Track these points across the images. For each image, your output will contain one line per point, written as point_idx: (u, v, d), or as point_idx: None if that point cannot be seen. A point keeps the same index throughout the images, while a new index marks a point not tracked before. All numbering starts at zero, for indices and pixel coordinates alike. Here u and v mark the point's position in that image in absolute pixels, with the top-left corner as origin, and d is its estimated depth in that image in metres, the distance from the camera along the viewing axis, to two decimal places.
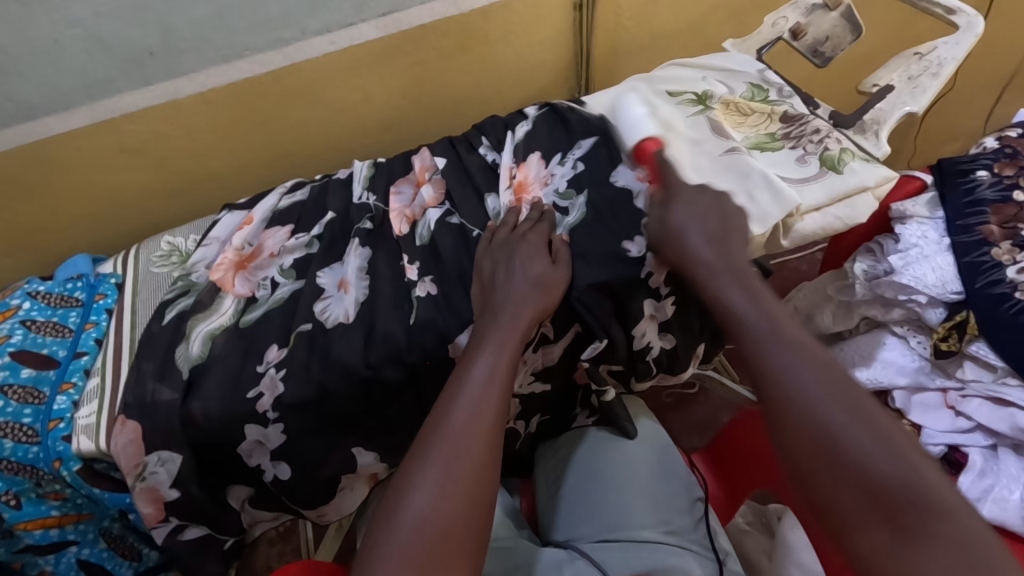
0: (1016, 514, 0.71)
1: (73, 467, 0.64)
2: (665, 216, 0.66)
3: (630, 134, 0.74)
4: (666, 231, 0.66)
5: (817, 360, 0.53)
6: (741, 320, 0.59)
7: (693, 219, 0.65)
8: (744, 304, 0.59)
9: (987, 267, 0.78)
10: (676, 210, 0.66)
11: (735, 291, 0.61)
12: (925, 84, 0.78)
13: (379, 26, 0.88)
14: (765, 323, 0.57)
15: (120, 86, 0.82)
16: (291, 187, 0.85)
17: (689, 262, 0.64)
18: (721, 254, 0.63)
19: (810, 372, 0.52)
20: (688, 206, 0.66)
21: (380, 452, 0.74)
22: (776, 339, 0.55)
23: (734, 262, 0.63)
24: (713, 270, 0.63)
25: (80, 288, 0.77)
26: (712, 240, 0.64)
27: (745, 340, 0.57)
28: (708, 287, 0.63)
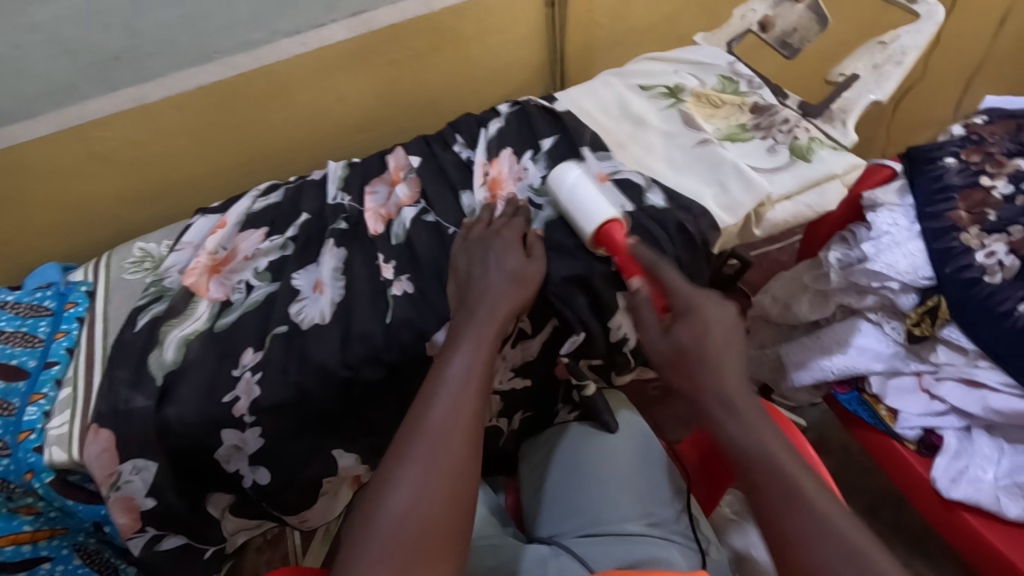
0: (990, 494, 0.73)
1: (45, 480, 0.63)
2: (676, 339, 0.60)
3: (582, 217, 0.66)
4: (676, 355, 0.60)
5: (816, 506, 0.51)
6: (753, 471, 0.55)
7: (692, 340, 0.59)
8: (754, 451, 0.55)
9: (957, 252, 0.80)
10: (680, 331, 0.60)
11: (740, 430, 0.56)
12: (889, 73, 0.79)
13: (350, 26, 0.88)
14: (775, 476, 0.53)
15: (87, 91, 0.81)
16: (265, 189, 0.84)
17: (695, 394, 0.59)
18: (726, 381, 0.58)
19: (820, 526, 0.50)
20: (694, 328, 0.60)
21: (362, 454, 0.73)
22: (789, 494, 0.52)
23: (733, 393, 0.57)
24: (720, 403, 0.57)
25: (49, 297, 0.76)
26: (718, 367, 0.58)
27: (759, 493, 0.53)
28: (716, 425, 0.57)
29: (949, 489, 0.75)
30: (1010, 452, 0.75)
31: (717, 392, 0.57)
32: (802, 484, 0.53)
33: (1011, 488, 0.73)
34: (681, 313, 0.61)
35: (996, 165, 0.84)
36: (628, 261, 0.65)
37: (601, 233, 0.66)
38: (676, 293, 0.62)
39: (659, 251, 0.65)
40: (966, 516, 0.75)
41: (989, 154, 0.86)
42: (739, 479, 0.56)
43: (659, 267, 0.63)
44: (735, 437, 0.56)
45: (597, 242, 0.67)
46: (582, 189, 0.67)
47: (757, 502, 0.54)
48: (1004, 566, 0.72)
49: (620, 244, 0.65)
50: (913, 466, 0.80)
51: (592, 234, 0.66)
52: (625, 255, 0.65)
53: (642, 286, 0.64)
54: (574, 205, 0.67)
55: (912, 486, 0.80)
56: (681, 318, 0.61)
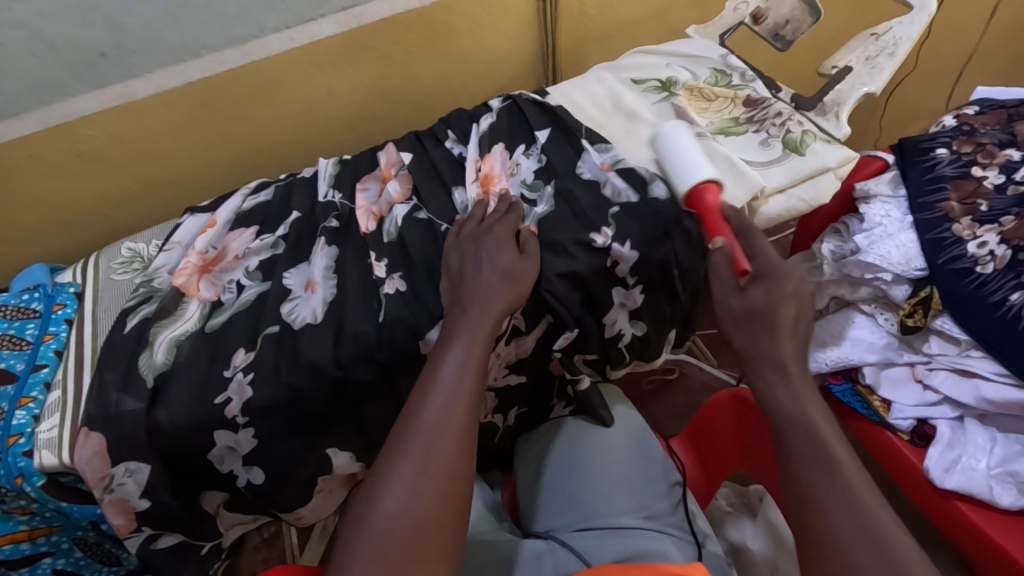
0: (982, 483, 0.74)
1: (36, 483, 0.62)
2: (750, 300, 0.60)
3: (680, 174, 0.69)
4: (749, 315, 0.60)
5: (852, 481, 0.49)
6: (793, 433, 0.54)
7: (767, 302, 0.59)
8: (796, 417, 0.54)
9: (949, 243, 0.80)
10: (757, 290, 0.60)
11: (787, 395, 0.55)
12: (881, 64, 0.79)
13: (339, 22, 0.87)
14: (814, 444, 0.52)
15: (71, 89, 0.79)
16: (255, 187, 0.84)
17: (749, 354, 0.59)
18: (787, 350, 0.57)
19: (847, 502, 0.48)
20: (768, 293, 0.60)
21: (356, 452, 0.73)
22: (824, 465, 0.51)
23: (789, 361, 0.57)
24: (774, 368, 0.57)
25: (37, 299, 0.74)
26: (781, 336, 0.58)
27: (791, 451, 0.53)
28: (762, 383, 0.57)
29: (943, 478, 0.75)
30: (1002, 441, 0.76)
31: (774, 356, 0.57)
32: (838, 454, 0.51)
33: (1003, 476, 0.74)
34: (765, 278, 0.61)
35: (987, 156, 0.84)
36: (716, 221, 0.67)
37: (693, 193, 0.68)
38: (763, 258, 0.62)
39: (750, 220, 0.67)
40: (959, 504, 0.75)
41: (980, 145, 0.86)
42: (777, 439, 0.55)
43: (751, 233, 0.65)
44: (779, 397, 0.55)
45: (689, 200, 0.69)
46: (681, 146, 0.70)
47: (789, 463, 0.53)
48: (996, 553, 0.73)
49: (712, 202, 0.67)
50: (907, 456, 0.80)
51: (687, 190, 0.68)
52: (715, 215, 0.67)
53: (724, 245, 0.64)
54: (673, 160, 0.70)
55: (906, 476, 0.81)
56: (761, 280, 0.61)
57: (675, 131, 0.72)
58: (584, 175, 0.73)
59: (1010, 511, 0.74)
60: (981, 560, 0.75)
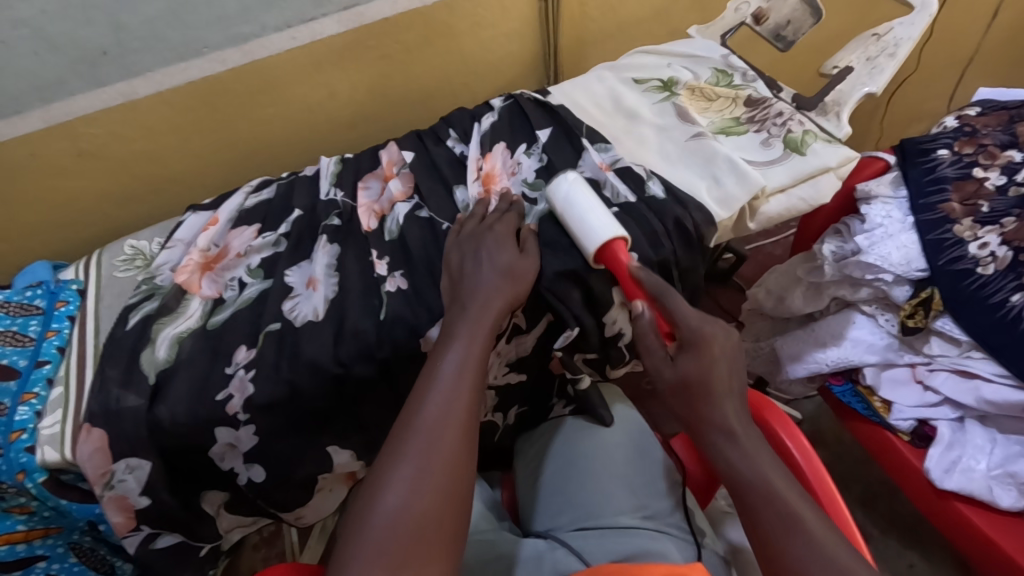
0: (982, 484, 0.74)
1: (38, 479, 0.62)
2: (685, 369, 0.59)
3: (588, 234, 0.65)
4: (684, 386, 0.59)
5: (819, 537, 0.52)
6: (753, 495, 0.55)
7: (699, 369, 0.59)
8: (753, 479, 0.56)
9: (950, 243, 0.80)
10: (688, 362, 0.59)
11: (739, 457, 0.57)
12: (882, 64, 0.79)
13: (341, 21, 0.87)
14: (776, 503, 0.54)
15: (74, 87, 0.80)
16: (257, 185, 0.84)
17: (697, 421, 0.59)
18: (728, 411, 0.58)
19: (813, 550, 0.51)
20: (701, 361, 0.59)
21: (356, 450, 0.74)
22: (787, 519, 0.53)
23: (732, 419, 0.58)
24: (721, 432, 0.58)
25: (40, 296, 0.75)
26: (720, 399, 0.58)
27: (755, 518, 0.55)
28: (715, 452, 0.58)
29: (943, 479, 0.76)
30: (1002, 442, 0.76)
31: (721, 423, 0.58)
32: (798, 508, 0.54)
33: (1003, 477, 0.74)
34: (694, 346, 0.60)
35: (989, 157, 0.85)
36: (631, 283, 0.63)
37: (602, 254, 0.65)
38: (684, 323, 0.61)
39: (664, 279, 0.63)
40: (958, 505, 0.75)
41: (981, 146, 0.86)
42: (738, 503, 0.56)
43: (671, 297, 0.61)
44: (733, 462, 0.57)
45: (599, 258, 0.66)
46: (574, 204, 0.67)
47: (753, 524, 0.55)
48: (995, 554, 0.73)
49: (624, 263, 0.64)
50: (907, 457, 0.80)
51: (594, 253, 0.65)
52: (628, 275, 0.63)
53: (645, 310, 0.62)
54: (575, 221, 0.66)
55: (905, 476, 0.81)
56: (690, 348, 0.60)
57: (558, 186, 0.69)
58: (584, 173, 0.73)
59: (1009, 512, 0.74)
60: (981, 560, 0.75)
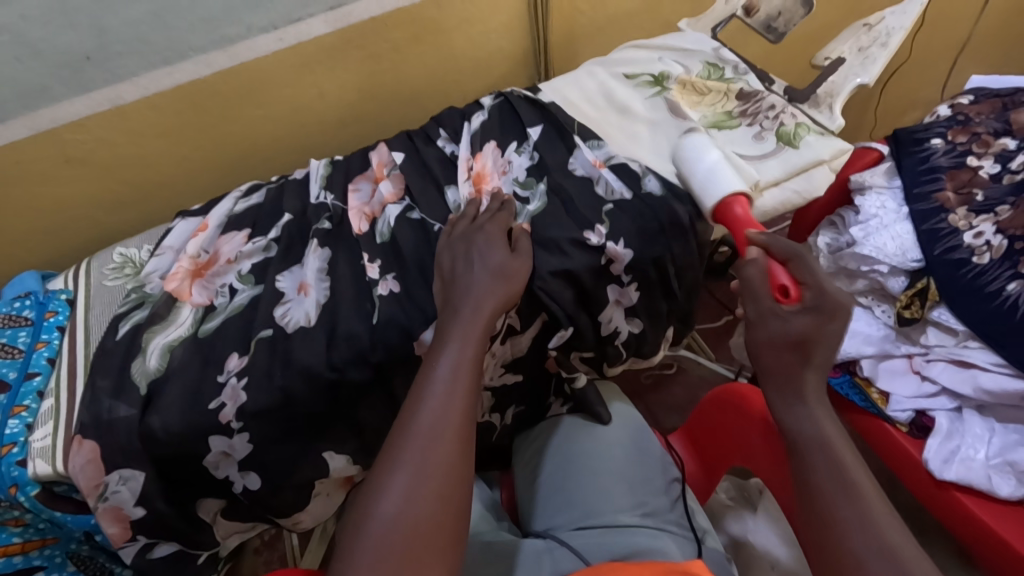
0: (981, 474, 0.74)
1: (30, 493, 0.62)
2: (791, 326, 0.57)
3: (707, 188, 0.66)
4: (792, 344, 0.57)
5: (873, 507, 0.50)
6: (804, 450, 0.55)
7: (811, 332, 0.56)
8: (811, 436, 0.55)
9: (944, 233, 0.80)
10: (802, 319, 0.56)
11: (806, 418, 0.56)
12: (874, 54, 0.79)
13: (327, 21, 0.86)
14: (831, 465, 0.53)
15: (58, 93, 0.79)
16: (246, 190, 0.83)
17: (772, 371, 0.58)
18: (812, 379, 0.56)
19: (863, 521, 0.49)
20: (817, 322, 0.56)
21: (353, 454, 0.72)
22: (841, 484, 0.52)
23: (799, 377, 0.57)
24: (789, 390, 0.57)
25: (28, 306, 0.74)
26: (807, 367, 0.57)
27: (808, 472, 0.54)
28: (782, 404, 0.58)
29: (942, 470, 0.75)
30: (1000, 431, 0.76)
31: (796, 382, 0.57)
32: (855, 478, 0.52)
33: (1001, 466, 0.74)
34: (820, 307, 0.56)
35: (982, 145, 0.84)
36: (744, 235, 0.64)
37: (720, 207, 0.66)
38: (817, 287, 0.57)
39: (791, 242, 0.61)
40: (958, 495, 0.75)
41: (975, 134, 0.86)
42: (792, 455, 0.56)
43: (801, 259, 0.59)
44: (799, 421, 0.56)
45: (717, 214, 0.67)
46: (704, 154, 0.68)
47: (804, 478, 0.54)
48: (996, 545, 0.72)
49: (744, 217, 0.65)
50: (906, 448, 0.80)
51: (712, 205, 0.66)
52: (744, 229, 0.65)
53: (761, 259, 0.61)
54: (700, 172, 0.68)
55: (905, 468, 0.80)
56: (812, 306, 0.57)
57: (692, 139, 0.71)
58: (575, 171, 0.72)
59: (1009, 501, 0.74)
60: (983, 552, 0.75)
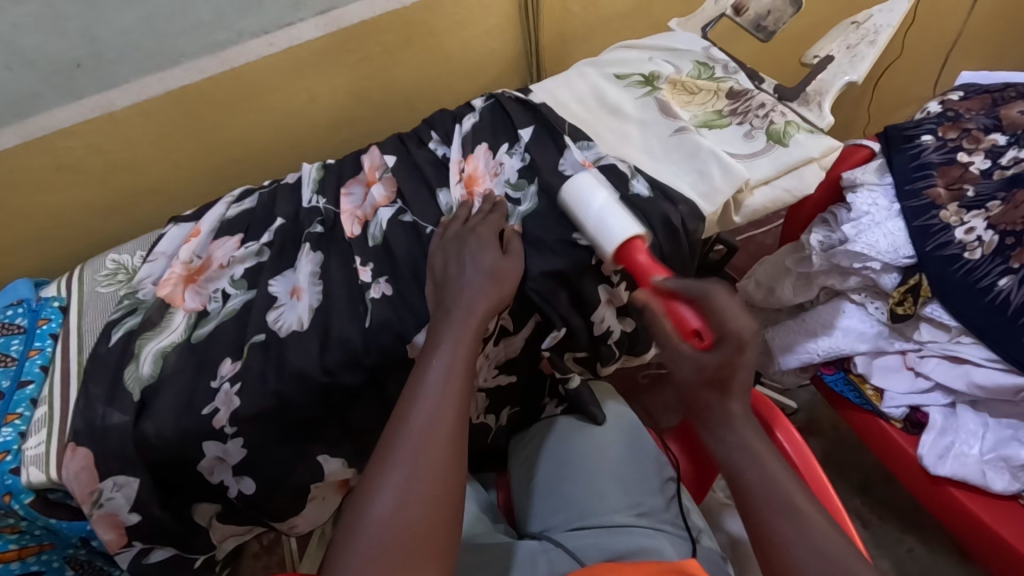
0: (976, 469, 0.74)
1: (24, 500, 0.62)
2: (704, 364, 0.55)
3: (606, 235, 0.64)
4: (708, 382, 0.55)
5: (811, 518, 0.51)
6: (742, 479, 0.53)
7: (721, 368, 0.54)
8: (746, 461, 0.53)
9: (936, 229, 0.80)
10: (713, 358, 0.54)
11: (735, 442, 0.54)
12: (863, 52, 0.80)
13: (319, 25, 0.86)
14: (768, 487, 0.52)
15: (49, 101, 0.79)
16: (239, 195, 0.83)
17: (695, 401, 0.56)
18: (735, 405, 0.55)
19: (803, 534, 0.50)
20: (726, 359, 0.54)
21: (349, 458, 0.72)
22: (778, 500, 0.51)
23: (726, 401, 0.55)
24: (717, 419, 0.55)
25: (21, 314, 0.74)
26: (731, 392, 0.55)
27: (746, 497, 0.53)
28: (714, 437, 0.56)
29: (936, 465, 0.76)
30: (995, 426, 0.76)
31: (722, 410, 0.55)
32: (790, 489, 0.52)
33: (996, 461, 0.74)
34: (725, 346, 0.54)
35: (973, 141, 0.85)
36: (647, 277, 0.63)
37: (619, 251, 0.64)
38: (718, 323, 0.55)
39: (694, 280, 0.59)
40: (953, 491, 0.75)
41: (965, 130, 0.86)
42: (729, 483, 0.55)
43: (700, 293, 0.57)
44: (729, 450, 0.54)
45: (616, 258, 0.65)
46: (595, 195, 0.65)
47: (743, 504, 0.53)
48: (992, 540, 0.73)
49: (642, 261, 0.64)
50: (901, 445, 0.80)
51: (613, 251, 0.64)
52: (643, 270, 0.63)
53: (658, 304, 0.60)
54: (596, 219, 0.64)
55: (901, 464, 0.81)
56: (720, 343, 0.54)
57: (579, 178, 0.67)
58: (567, 173, 0.72)
59: (1004, 495, 0.74)
60: (978, 546, 0.75)
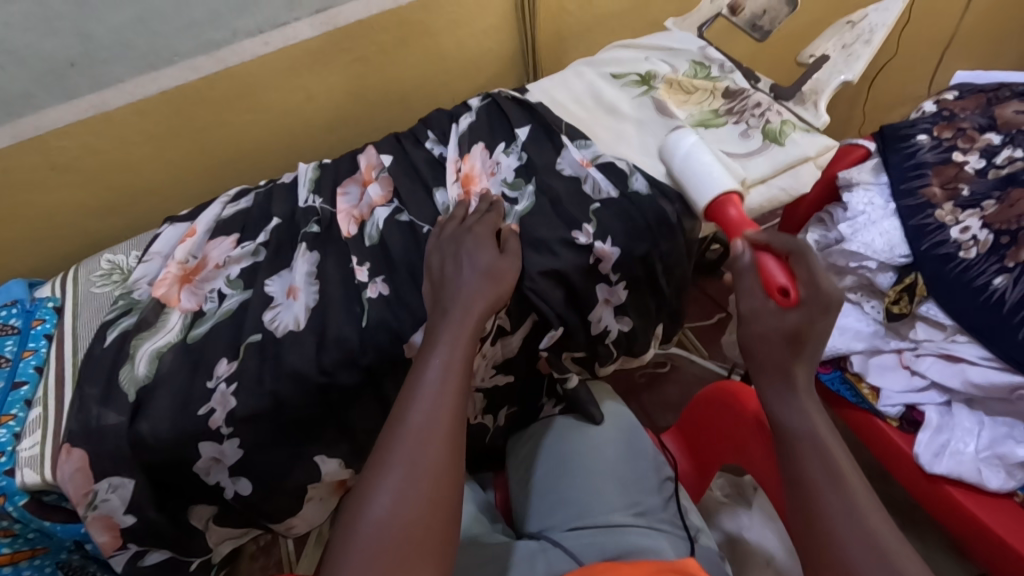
0: (971, 467, 0.74)
1: (18, 502, 0.61)
2: (785, 320, 0.53)
3: (699, 186, 0.67)
4: (786, 338, 0.53)
5: (863, 503, 0.48)
6: (794, 442, 0.52)
7: (803, 327, 0.52)
8: (803, 428, 0.51)
9: (932, 229, 0.80)
10: (794, 316, 0.53)
11: (796, 409, 0.52)
12: (859, 52, 0.80)
13: (314, 24, 0.86)
14: (822, 456, 0.50)
15: (43, 101, 0.78)
16: (235, 195, 0.83)
17: (762, 359, 0.55)
18: (802, 373, 0.53)
19: (853, 515, 0.47)
20: (809, 318, 0.52)
21: (345, 458, 0.72)
22: (832, 472, 0.49)
23: (791, 367, 0.53)
24: (779, 379, 0.53)
25: (15, 315, 0.73)
26: (801, 358, 0.53)
27: (797, 462, 0.51)
28: (772, 395, 0.54)
29: (932, 464, 0.76)
30: (989, 424, 0.77)
31: (787, 373, 0.53)
32: (844, 467, 0.49)
33: (991, 459, 0.74)
34: (812, 302, 0.52)
35: (968, 140, 0.85)
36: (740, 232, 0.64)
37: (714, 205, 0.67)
38: (808, 284, 0.54)
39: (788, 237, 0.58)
40: (949, 489, 0.75)
41: (960, 130, 0.87)
42: (780, 446, 0.53)
43: (796, 256, 0.56)
44: (788, 410, 0.52)
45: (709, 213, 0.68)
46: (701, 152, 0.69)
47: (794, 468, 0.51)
48: (987, 538, 0.73)
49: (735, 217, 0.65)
50: (897, 443, 0.80)
51: (705, 205, 0.67)
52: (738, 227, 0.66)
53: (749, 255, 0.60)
54: (693, 174, 0.68)
55: (897, 463, 0.81)
56: (806, 301, 0.53)
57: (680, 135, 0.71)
58: (563, 171, 0.72)
59: (999, 493, 0.74)
60: (974, 544, 0.75)
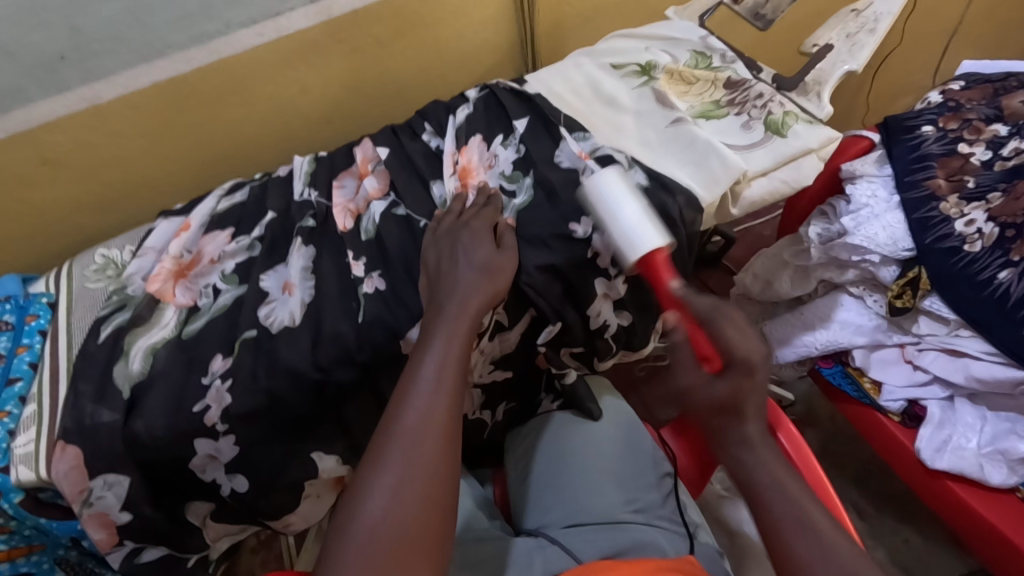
0: (973, 462, 0.74)
1: (13, 499, 0.61)
2: (716, 389, 0.56)
3: (628, 242, 0.62)
4: (720, 408, 0.56)
5: (833, 538, 0.49)
6: (759, 499, 0.52)
7: (734, 393, 0.55)
8: (762, 479, 0.52)
9: (936, 222, 0.79)
10: (722, 384, 0.56)
11: (752, 461, 0.53)
12: (862, 40, 0.80)
13: (309, 14, 0.84)
14: (785, 504, 0.51)
15: (33, 95, 0.77)
16: (229, 189, 0.82)
17: (711, 429, 0.57)
18: (751, 427, 0.54)
19: (825, 553, 0.48)
20: (737, 384, 0.55)
21: (343, 454, 0.71)
22: (799, 520, 0.50)
23: (739, 421, 0.55)
24: (735, 440, 0.55)
25: (8, 311, 0.72)
26: (743, 413, 0.55)
27: (763, 517, 0.51)
28: (727, 455, 0.55)
29: (934, 459, 0.75)
30: (992, 420, 0.76)
31: (737, 431, 0.55)
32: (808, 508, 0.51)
33: (994, 455, 0.74)
34: (735, 371, 0.55)
35: (974, 132, 0.84)
36: (669, 299, 0.63)
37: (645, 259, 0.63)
38: (728, 350, 0.57)
39: (712, 300, 0.61)
40: (951, 484, 0.75)
41: (966, 121, 0.85)
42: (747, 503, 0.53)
43: (712, 324, 0.59)
44: (745, 466, 0.54)
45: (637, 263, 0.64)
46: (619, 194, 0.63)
47: (765, 521, 0.51)
48: (989, 536, 0.73)
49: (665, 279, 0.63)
50: (898, 437, 0.80)
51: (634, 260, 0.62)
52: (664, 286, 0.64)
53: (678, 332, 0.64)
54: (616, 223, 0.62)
55: (899, 457, 0.80)
56: (733, 368, 0.56)
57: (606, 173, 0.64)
58: (562, 164, 0.71)
59: (1001, 489, 0.74)
60: (974, 542, 0.75)
